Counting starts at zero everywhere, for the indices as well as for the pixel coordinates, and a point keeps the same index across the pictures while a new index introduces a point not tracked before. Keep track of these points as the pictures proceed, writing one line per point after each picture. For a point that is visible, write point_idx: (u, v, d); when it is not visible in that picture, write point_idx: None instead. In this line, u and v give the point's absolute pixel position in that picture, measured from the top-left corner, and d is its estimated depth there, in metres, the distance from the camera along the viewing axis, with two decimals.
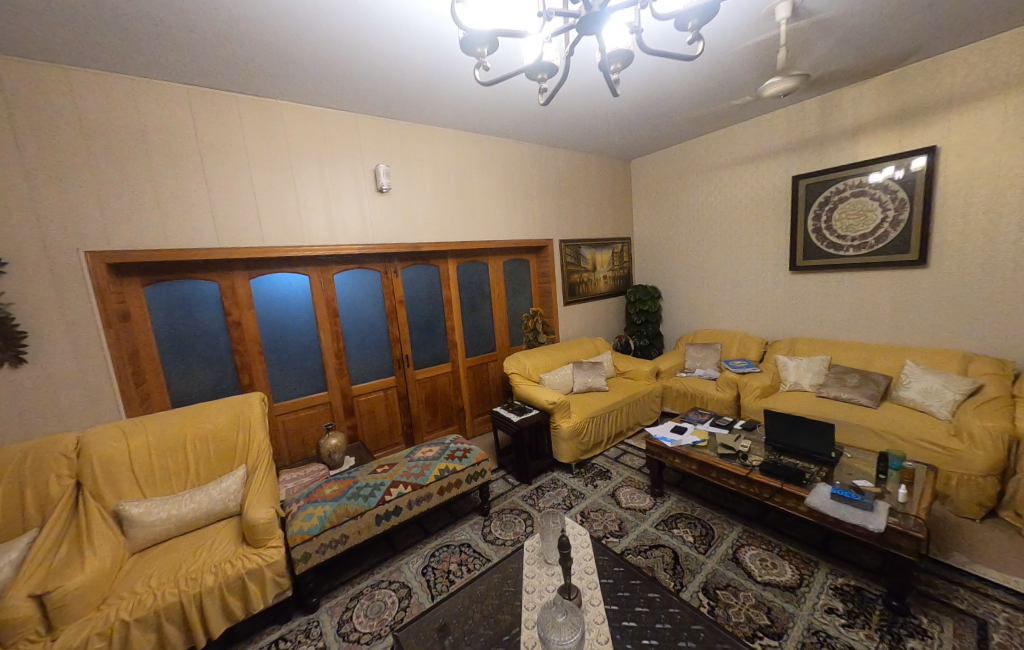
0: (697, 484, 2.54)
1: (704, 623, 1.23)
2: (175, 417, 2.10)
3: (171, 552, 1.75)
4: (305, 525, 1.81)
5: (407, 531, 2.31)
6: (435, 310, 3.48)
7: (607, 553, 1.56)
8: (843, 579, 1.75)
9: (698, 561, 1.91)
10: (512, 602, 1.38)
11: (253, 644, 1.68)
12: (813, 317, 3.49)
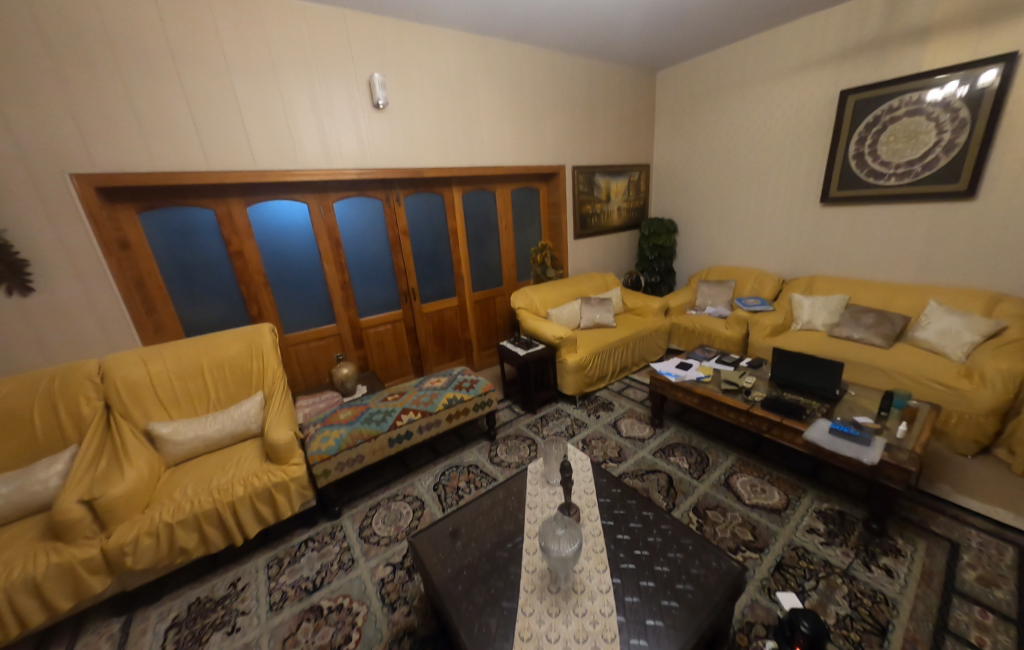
0: (697, 417, 2.62)
1: (692, 538, 1.33)
2: (190, 346, 2.15)
3: (202, 466, 1.89)
4: (323, 446, 1.93)
5: (418, 453, 2.47)
6: (440, 243, 3.36)
7: (605, 476, 1.65)
8: (828, 504, 1.86)
9: (691, 485, 2.03)
10: (515, 515, 1.50)
11: (286, 542, 1.89)
12: (839, 254, 3.30)
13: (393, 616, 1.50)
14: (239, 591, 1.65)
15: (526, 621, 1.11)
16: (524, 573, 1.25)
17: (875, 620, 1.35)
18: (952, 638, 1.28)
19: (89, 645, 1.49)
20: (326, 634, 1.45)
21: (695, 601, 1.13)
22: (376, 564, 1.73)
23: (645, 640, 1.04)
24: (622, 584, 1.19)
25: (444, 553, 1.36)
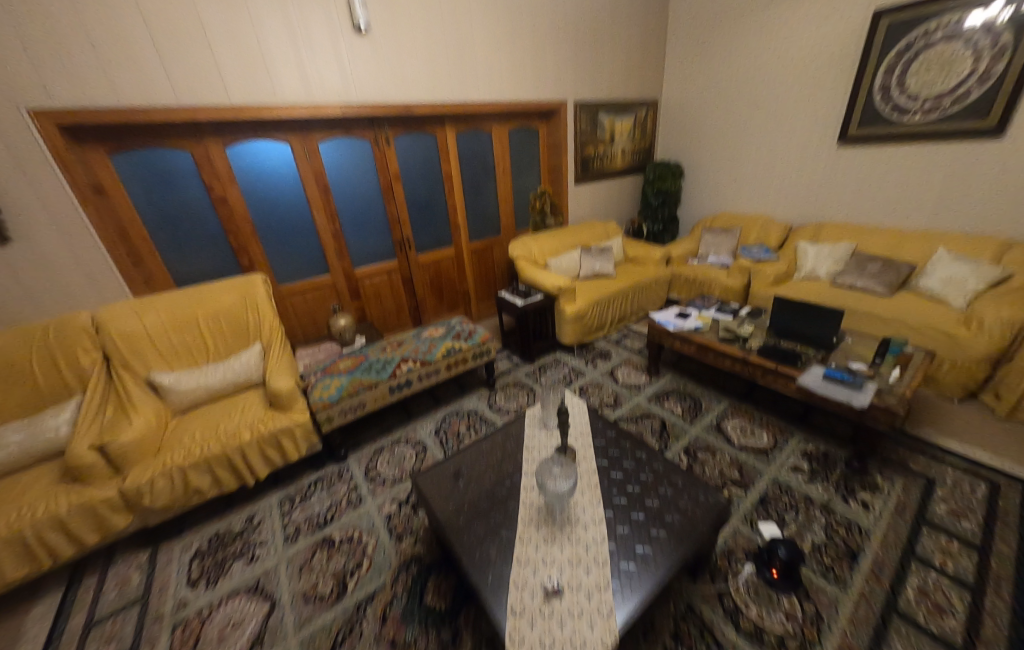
0: (693, 365, 2.66)
1: (682, 475, 1.39)
2: (182, 297, 2.12)
3: (208, 414, 1.94)
4: (325, 393, 1.96)
5: (419, 400, 2.53)
6: (434, 189, 3.19)
7: (601, 420, 1.70)
8: (814, 444, 1.93)
9: (684, 428, 2.10)
10: (513, 456, 1.56)
11: (297, 483, 1.99)
12: (850, 200, 3.16)
13: (400, 546, 1.61)
14: (255, 526, 1.77)
15: (524, 548, 1.18)
16: (522, 507, 1.32)
17: (848, 546, 1.46)
18: (917, 561, 1.39)
19: (121, 573, 1.61)
20: (339, 561, 1.57)
21: (682, 530, 1.20)
22: (383, 501, 1.83)
23: (634, 564, 1.12)
24: (614, 517, 1.26)
25: (447, 491, 1.43)
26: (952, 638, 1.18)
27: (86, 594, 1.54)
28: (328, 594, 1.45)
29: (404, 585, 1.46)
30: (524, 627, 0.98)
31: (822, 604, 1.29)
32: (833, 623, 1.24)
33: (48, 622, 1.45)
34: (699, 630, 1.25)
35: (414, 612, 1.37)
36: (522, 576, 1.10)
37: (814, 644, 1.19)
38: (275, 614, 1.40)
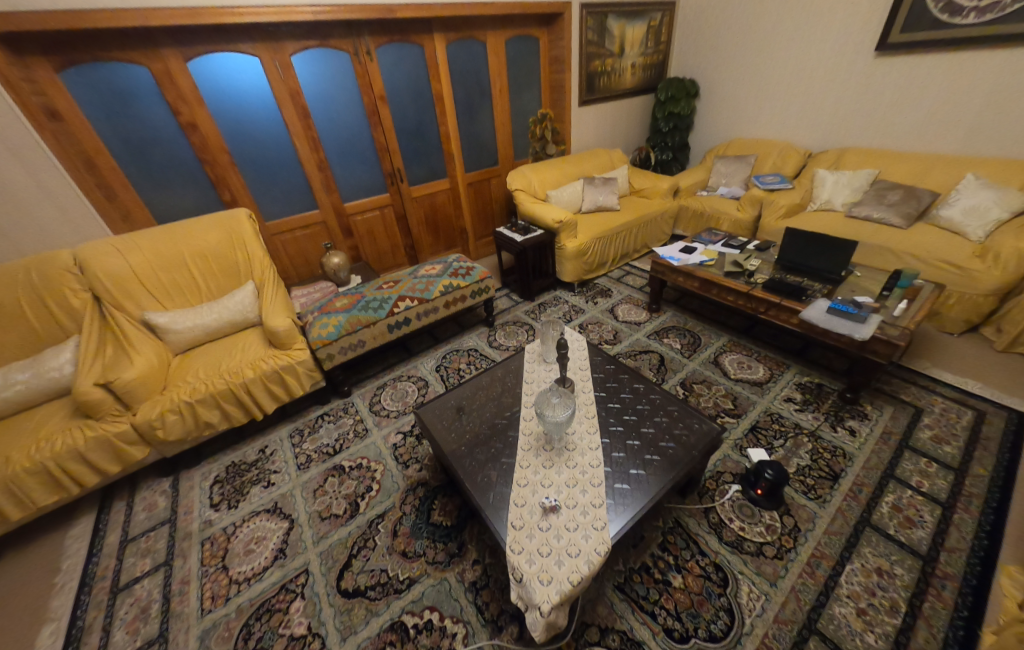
0: (695, 302, 2.62)
1: (678, 405, 1.42)
2: (165, 234, 2.02)
3: (209, 353, 1.94)
4: (323, 332, 1.95)
5: (419, 339, 2.54)
6: (425, 112, 2.91)
7: (600, 354, 1.70)
8: (808, 377, 1.97)
9: (681, 362, 2.13)
10: (513, 389, 1.58)
11: (304, 417, 2.06)
12: (879, 121, 2.89)
13: (407, 471, 1.71)
14: (269, 455, 1.86)
15: (523, 471, 1.24)
16: (521, 436, 1.37)
17: (831, 469, 1.54)
18: (895, 482, 1.47)
19: (148, 498, 1.73)
20: (350, 486, 1.67)
21: (675, 456, 1.25)
22: (388, 432, 1.91)
23: (628, 485, 1.18)
24: (610, 443, 1.30)
25: (448, 422, 1.47)
26: (918, 546, 1.28)
27: (118, 516, 1.66)
28: (342, 513, 1.56)
29: (412, 505, 1.57)
30: (524, 538, 1.05)
31: (801, 518, 1.39)
32: (809, 534, 1.34)
33: (87, 539, 1.58)
34: (685, 541, 1.36)
35: (422, 528, 1.48)
36: (521, 496, 1.16)
37: (790, 551, 1.30)
38: (294, 531, 1.52)
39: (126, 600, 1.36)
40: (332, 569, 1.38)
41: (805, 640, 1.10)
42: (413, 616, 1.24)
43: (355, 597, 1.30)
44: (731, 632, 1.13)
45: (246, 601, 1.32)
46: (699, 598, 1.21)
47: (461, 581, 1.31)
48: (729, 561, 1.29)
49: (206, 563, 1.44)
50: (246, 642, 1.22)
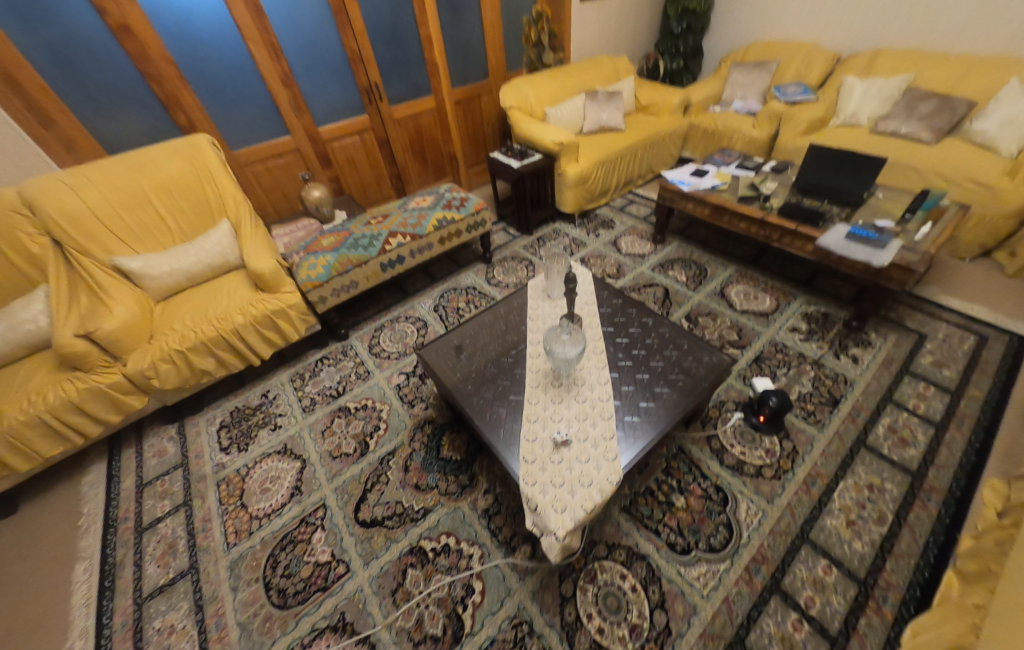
0: (701, 232, 2.49)
1: (689, 338, 1.38)
2: (120, 167, 1.79)
3: (192, 299, 1.82)
4: (312, 274, 1.82)
5: (413, 278, 2.42)
6: (401, 10, 2.47)
7: (607, 288, 1.63)
8: (815, 306, 1.93)
9: (687, 295, 2.07)
10: (518, 327, 1.53)
11: (303, 361, 2.02)
12: (923, 15, 2.53)
13: (413, 410, 1.71)
14: (272, 399, 1.85)
15: (532, 407, 1.23)
16: (529, 373, 1.34)
17: (831, 395, 1.56)
18: (892, 405, 1.51)
19: (156, 444, 1.74)
20: (358, 426, 1.68)
21: (685, 388, 1.24)
22: (391, 373, 1.89)
23: (638, 417, 1.18)
24: (619, 377, 1.29)
25: (453, 362, 1.44)
26: (908, 464, 1.34)
27: (130, 462, 1.69)
28: (352, 452, 1.59)
29: (421, 442, 1.60)
30: (536, 471, 1.07)
31: (800, 442, 1.43)
32: (807, 456, 1.39)
33: (103, 485, 1.61)
34: (688, 465, 1.41)
35: (433, 463, 1.52)
36: (531, 431, 1.16)
37: (787, 471, 1.36)
38: (307, 469, 1.56)
39: (153, 538, 1.42)
40: (349, 503, 1.43)
41: (798, 548, 1.18)
42: (431, 541, 1.31)
43: (373, 526, 1.36)
44: (730, 543, 1.21)
45: (269, 534, 1.38)
46: (700, 515, 1.28)
47: (474, 509, 1.37)
48: (730, 482, 1.35)
49: (225, 502, 1.49)
50: (275, 569, 1.29)
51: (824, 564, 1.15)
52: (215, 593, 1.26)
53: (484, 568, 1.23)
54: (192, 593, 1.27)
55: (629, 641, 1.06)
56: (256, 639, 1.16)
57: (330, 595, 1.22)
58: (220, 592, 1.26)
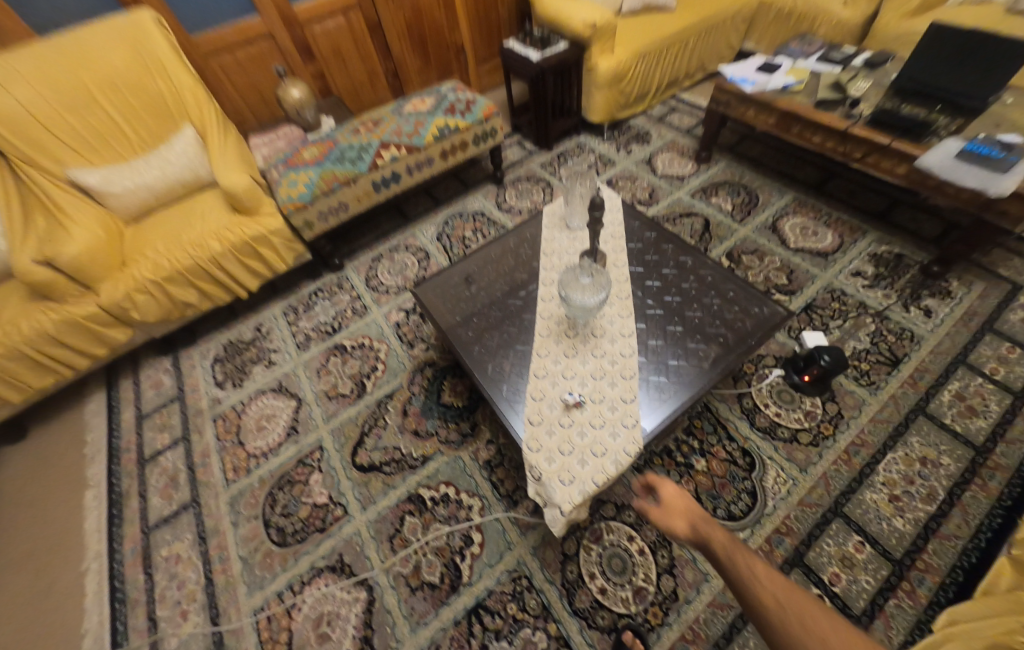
0: (757, 149, 2.06)
1: (736, 284, 1.13)
2: (51, 53, 1.47)
3: (165, 222, 1.61)
4: (294, 193, 1.56)
5: (414, 201, 2.13)
6: None
7: (638, 218, 1.35)
8: (887, 246, 1.60)
9: (730, 229, 1.75)
10: (528, 263, 1.30)
11: (295, 292, 1.86)
12: None
13: (413, 352, 1.58)
14: (265, 334, 1.74)
15: (541, 361, 1.05)
16: (539, 320, 1.14)
17: (892, 353, 1.33)
18: (965, 369, 1.28)
19: (153, 376, 1.69)
20: (354, 365, 1.57)
21: (727, 345, 1.02)
22: (389, 310, 1.72)
23: (666, 378, 0.99)
24: (646, 329, 1.08)
25: (452, 304, 1.24)
26: (973, 437, 1.16)
27: (129, 393, 1.65)
28: (349, 393, 1.50)
29: (420, 386, 1.48)
30: (542, 436, 0.93)
31: (847, 406, 1.25)
32: (853, 422, 1.22)
33: (105, 415, 1.60)
34: (713, 425, 1.27)
35: (433, 408, 1.42)
36: (539, 389, 1.00)
37: (827, 438, 1.20)
38: (303, 409, 1.48)
39: (155, 470, 1.42)
40: (345, 446, 1.37)
41: (828, 522, 1.07)
42: (429, 490, 1.25)
43: (371, 471, 1.31)
44: (752, 512, 1.10)
45: (266, 473, 1.35)
46: (722, 480, 1.16)
47: (475, 459, 1.29)
48: (759, 446, 1.21)
49: (222, 438, 1.45)
50: (273, 508, 1.28)
51: (856, 540, 1.04)
52: (217, 527, 1.27)
53: (484, 521, 1.17)
54: (195, 525, 1.28)
55: (632, 604, 1.01)
56: (259, 574, 1.17)
57: (328, 537, 1.20)
58: (222, 526, 1.27)
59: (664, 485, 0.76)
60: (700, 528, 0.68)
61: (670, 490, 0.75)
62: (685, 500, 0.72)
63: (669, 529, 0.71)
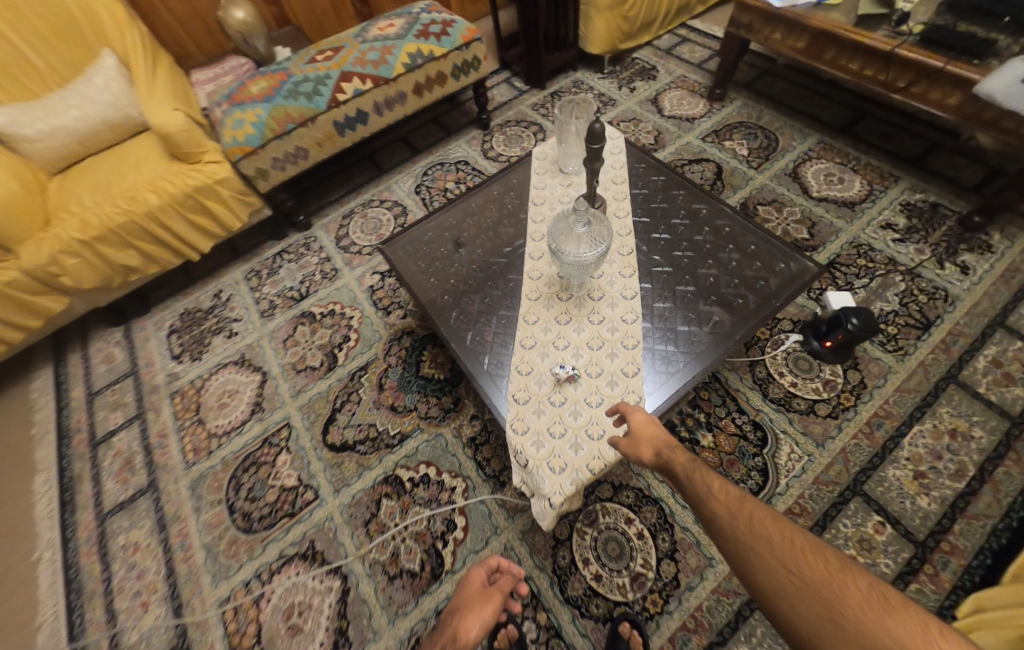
0: (778, 85, 1.81)
1: (758, 237, 0.96)
2: None
3: (93, 172, 1.37)
4: (239, 134, 1.32)
5: (389, 149, 1.89)
6: None
7: (644, 161, 1.15)
8: (922, 195, 1.41)
9: (745, 176, 1.55)
10: (515, 216, 1.12)
11: (258, 255, 1.67)
12: None
13: (389, 319, 1.42)
14: (225, 302, 1.56)
15: (529, 329, 0.89)
16: (527, 281, 0.97)
17: (923, 315, 1.19)
18: (1005, 332, 1.14)
19: (103, 349, 1.52)
20: (324, 335, 1.41)
21: (746, 307, 0.86)
22: (362, 273, 1.54)
23: (674, 346, 0.84)
24: (652, 290, 0.91)
25: (426, 265, 1.07)
26: (1010, 408, 1.03)
27: (77, 368, 1.49)
28: (319, 365, 1.35)
29: (398, 357, 1.34)
30: (529, 416, 0.79)
31: (870, 374, 1.12)
32: (876, 392, 1.10)
33: (52, 393, 1.45)
34: (721, 397, 1.14)
35: (411, 381, 1.28)
36: (526, 362, 0.85)
37: (847, 410, 1.08)
38: (268, 384, 1.34)
39: (109, 452, 1.29)
40: (316, 424, 1.24)
41: (846, 501, 0.97)
42: (408, 471, 1.13)
43: (344, 451, 1.19)
44: (762, 491, 1.00)
45: (230, 454, 1.23)
46: (730, 457, 1.05)
47: (458, 437, 1.17)
48: (772, 419, 1.09)
49: (180, 416, 1.32)
50: (238, 492, 1.16)
51: (876, 521, 0.95)
52: (178, 513, 1.16)
53: (468, 503, 1.07)
54: (154, 512, 1.17)
55: (629, 591, 0.92)
56: (224, 562, 1.07)
57: (298, 522, 1.10)
58: (182, 512, 1.16)
59: (633, 413, 0.71)
60: (664, 452, 0.66)
61: (638, 417, 0.70)
62: (654, 428, 0.68)
63: (634, 458, 0.68)
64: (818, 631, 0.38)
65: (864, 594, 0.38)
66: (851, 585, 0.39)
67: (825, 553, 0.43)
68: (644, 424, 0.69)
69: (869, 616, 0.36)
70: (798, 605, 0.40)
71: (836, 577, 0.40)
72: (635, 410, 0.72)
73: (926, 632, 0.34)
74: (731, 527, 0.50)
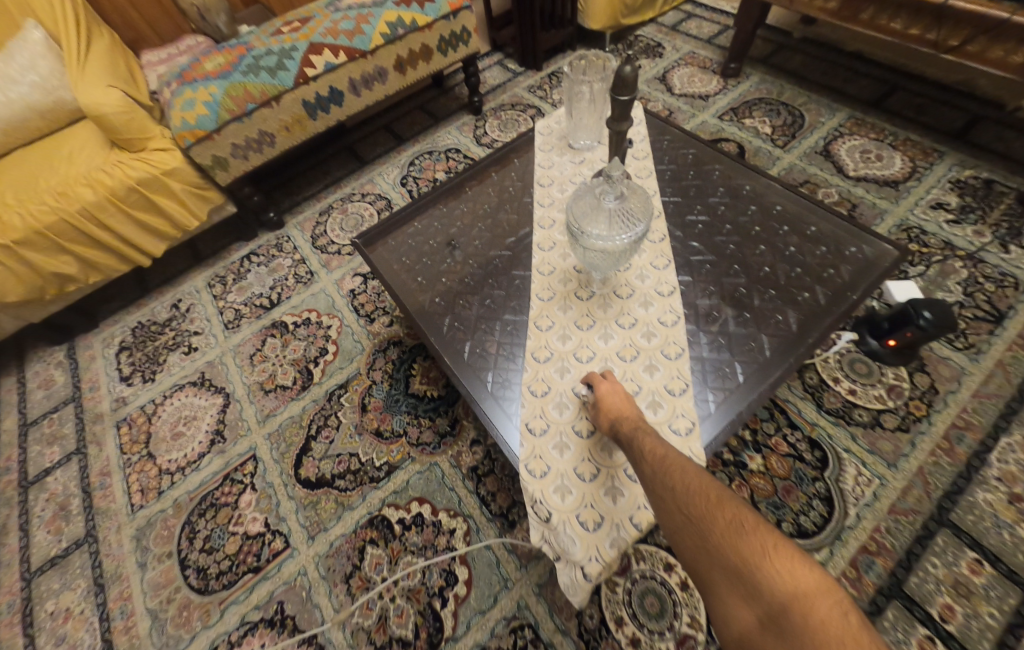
0: (797, 59, 1.66)
1: (815, 218, 0.79)
2: None
3: (19, 165, 1.17)
4: (190, 117, 1.13)
5: (372, 139, 1.70)
6: None
7: (669, 134, 0.98)
8: (973, 171, 1.25)
9: (772, 157, 1.39)
10: (518, 201, 0.94)
11: (224, 258, 1.47)
12: None
13: (373, 328, 1.23)
14: (184, 313, 1.36)
15: (543, 337, 0.71)
16: (537, 277, 0.79)
17: (994, 306, 1.02)
18: None
19: (42, 372, 1.31)
20: (298, 349, 1.22)
21: (813, 301, 0.69)
22: (342, 276, 1.35)
23: (723, 352, 0.66)
24: (693, 285, 0.74)
25: (412, 262, 0.89)
26: None
27: (10, 395, 1.27)
28: (291, 384, 1.16)
29: (385, 371, 1.15)
30: (549, 453, 0.60)
31: (940, 377, 0.96)
32: (950, 398, 0.93)
33: None
34: (768, 410, 0.98)
35: (400, 400, 1.09)
36: (541, 380, 0.67)
37: (920, 422, 0.91)
38: (231, 408, 1.14)
39: (41, 496, 1.08)
40: (287, 456, 1.05)
41: (932, 535, 0.79)
42: (397, 510, 0.94)
43: (320, 488, 0.99)
44: (829, 525, 0.83)
45: (184, 495, 1.03)
46: (785, 484, 0.88)
47: (457, 467, 0.98)
48: (830, 436, 0.93)
49: (127, 451, 1.12)
50: (192, 542, 0.96)
51: (971, 559, 0.76)
52: (119, 571, 0.95)
53: (471, 550, 0.88)
54: (90, 570, 0.96)
55: None
56: (171, 634, 0.86)
57: (264, 579, 0.90)
58: (124, 569, 0.95)
59: (600, 382, 0.60)
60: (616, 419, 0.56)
61: (604, 386, 0.59)
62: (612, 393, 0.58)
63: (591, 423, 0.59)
64: (703, 566, 0.38)
65: (742, 526, 0.37)
66: (733, 520, 0.38)
67: (718, 492, 0.42)
68: (609, 392, 0.58)
69: (740, 549, 0.36)
70: (690, 543, 0.40)
71: (724, 514, 0.39)
72: (604, 379, 0.61)
73: (791, 558, 0.33)
74: (645, 474, 0.47)
